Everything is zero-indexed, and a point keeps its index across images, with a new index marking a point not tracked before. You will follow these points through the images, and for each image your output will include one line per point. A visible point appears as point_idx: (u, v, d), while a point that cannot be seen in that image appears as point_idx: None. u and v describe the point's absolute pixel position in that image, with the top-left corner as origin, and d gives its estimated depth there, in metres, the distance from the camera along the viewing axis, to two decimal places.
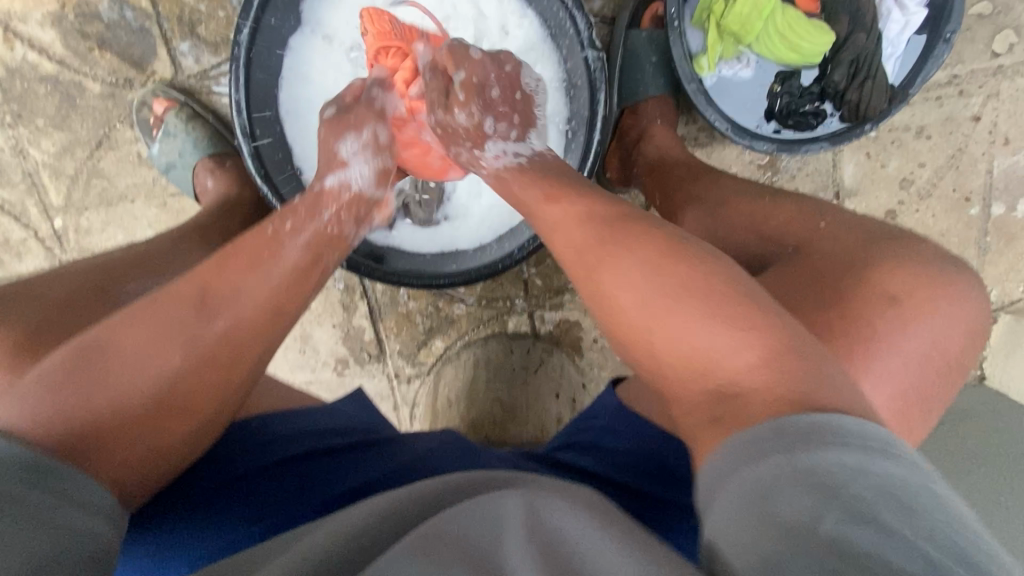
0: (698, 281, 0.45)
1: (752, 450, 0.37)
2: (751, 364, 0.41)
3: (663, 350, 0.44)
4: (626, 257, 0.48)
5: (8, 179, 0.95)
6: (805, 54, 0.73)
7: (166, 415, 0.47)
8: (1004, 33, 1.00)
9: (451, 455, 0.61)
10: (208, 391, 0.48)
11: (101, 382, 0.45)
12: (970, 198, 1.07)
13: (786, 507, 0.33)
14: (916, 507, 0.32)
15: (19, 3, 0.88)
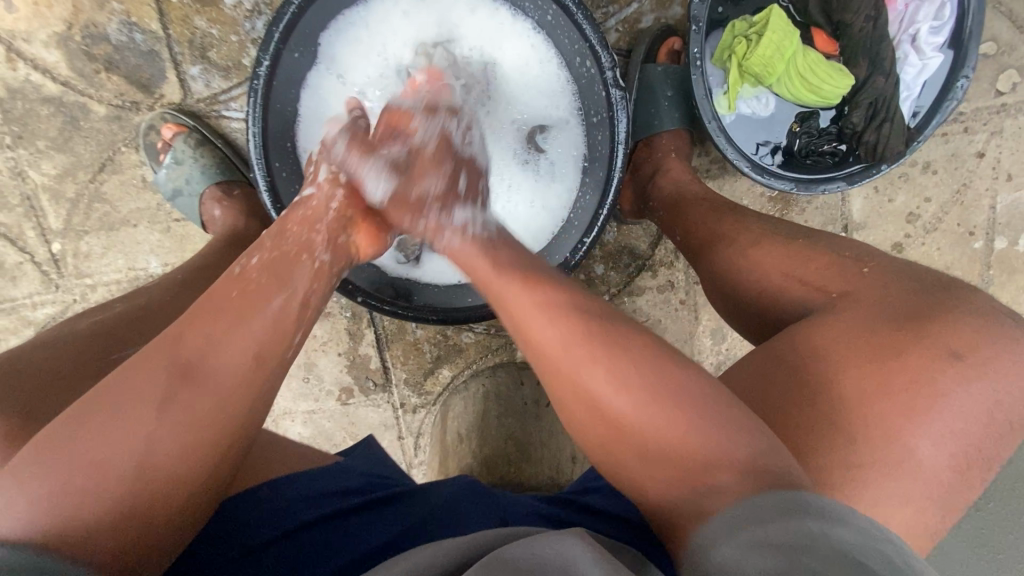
0: (676, 392, 0.47)
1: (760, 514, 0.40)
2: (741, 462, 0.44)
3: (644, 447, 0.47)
4: (621, 359, 0.48)
5: (4, 201, 0.91)
6: (824, 94, 0.74)
7: (163, 485, 0.43)
8: (1007, 73, 1.03)
9: (470, 504, 0.60)
10: (183, 477, 0.44)
11: (90, 461, 0.42)
12: (973, 232, 1.09)
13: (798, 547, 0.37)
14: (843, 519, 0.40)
15: (24, 22, 0.86)
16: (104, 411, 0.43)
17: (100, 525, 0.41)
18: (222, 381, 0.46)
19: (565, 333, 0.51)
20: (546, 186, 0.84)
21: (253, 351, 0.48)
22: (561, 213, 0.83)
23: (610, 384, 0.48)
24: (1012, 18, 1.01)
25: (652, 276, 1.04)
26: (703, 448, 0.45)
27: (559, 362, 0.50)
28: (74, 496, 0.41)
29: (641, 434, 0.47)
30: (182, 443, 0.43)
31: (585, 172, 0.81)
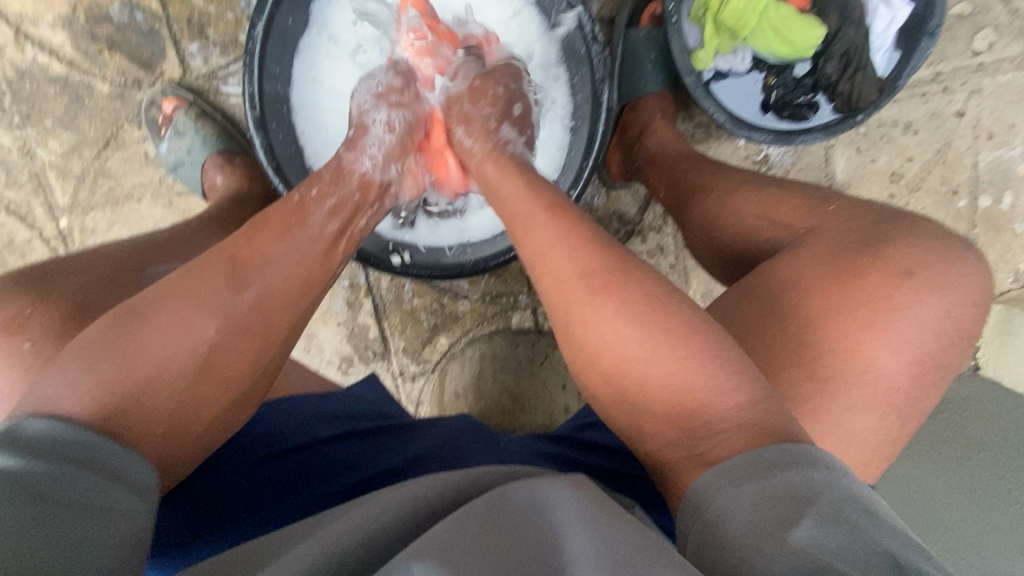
0: (680, 330, 0.48)
1: (747, 470, 0.41)
2: (742, 404, 0.45)
3: (646, 388, 0.47)
4: (625, 294, 0.49)
5: (14, 179, 0.95)
6: (796, 47, 0.77)
7: (218, 385, 0.48)
8: (983, 33, 1.05)
9: (465, 440, 0.62)
10: (241, 383, 0.49)
11: (152, 356, 0.46)
12: (957, 191, 1.11)
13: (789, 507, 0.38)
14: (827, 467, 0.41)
15: (31, 6, 0.90)
16: (163, 313, 0.47)
17: (157, 414, 0.45)
18: (276, 300, 0.51)
19: (583, 271, 0.51)
20: (535, 145, 0.86)
21: (303, 278, 0.54)
22: (550, 170, 0.86)
23: (622, 320, 0.48)
24: None
25: (642, 240, 1.04)
26: (699, 394, 0.46)
27: (574, 294, 0.50)
28: (139, 384, 0.44)
29: (641, 373, 0.47)
30: (242, 351, 0.49)
31: (572, 129, 0.84)
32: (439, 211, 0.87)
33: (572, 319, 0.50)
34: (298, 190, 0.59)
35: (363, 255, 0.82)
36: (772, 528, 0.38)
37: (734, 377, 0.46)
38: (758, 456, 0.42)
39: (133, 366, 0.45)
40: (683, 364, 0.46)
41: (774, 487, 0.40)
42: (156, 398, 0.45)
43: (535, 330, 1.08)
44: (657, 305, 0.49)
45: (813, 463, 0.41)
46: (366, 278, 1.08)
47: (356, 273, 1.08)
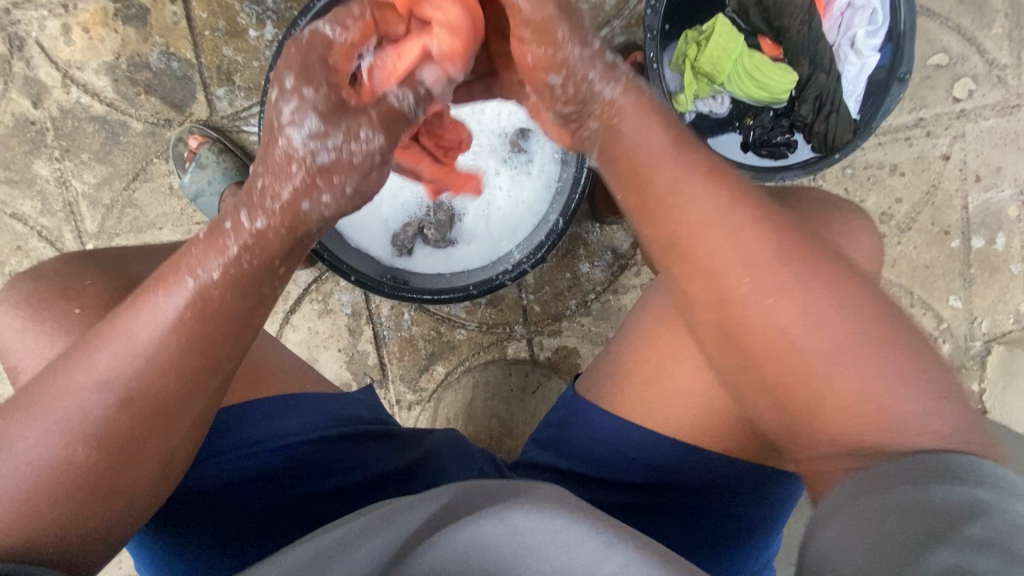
0: (873, 339, 0.45)
1: (879, 485, 0.41)
2: (939, 431, 0.44)
3: (823, 401, 0.46)
4: (768, 255, 0.47)
5: (49, 207, 1.03)
6: (772, 90, 0.83)
7: (103, 497, 0.47)
8: (962, 81, 1.10)
9: (447, 456, 0.70)
10: (172, 444, 0.49)
11: (70, 432, 0.45)
12: (949, 231, 1.12)
13: (914, 521, 0.37)
14: (973, 477, 0.39)
15: (80, 54, 1.00)
16: (61, 387, 0.46)
17: (92, 484, 0.46)
18: (172, 397, 0.47)
19: (699, 215, 0.48)
20: (525, 177, 0.92)
21: (208, 360, 0.47)
22: (538, 202, 0.91)
23: (732, 268, 0.48)
24: (960, 31, 1.09)
25: (635, 273, 1.10)
26: (861, 374, 0.45)
27: (675, 228, 0.49)
28: (64, 470, 0.45)
29: (771, 322, 0.47)
30: (168, 417, 0.47)
31: (562, 163, 0.89)
32: (434, 239, 0.92)
33: (732, 292, 0.48)
34: (186, 268, 0.47)
35: (359, 278, 0.83)
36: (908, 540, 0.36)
37: (946, 407, 0.45)
38: (896, 469, 0.41)
39: (31, 470, 0.45)
40: (843, 331, 0.46)
41: (910, 500, 0.38)
42: (51, 506, 0.45)
43: (530, 360, 1.11)
44: (797, 256, 0.48)
45: (963, 479, 0.39)
46: (368, 305, 1.12)
47: (358, 301, 1.12)
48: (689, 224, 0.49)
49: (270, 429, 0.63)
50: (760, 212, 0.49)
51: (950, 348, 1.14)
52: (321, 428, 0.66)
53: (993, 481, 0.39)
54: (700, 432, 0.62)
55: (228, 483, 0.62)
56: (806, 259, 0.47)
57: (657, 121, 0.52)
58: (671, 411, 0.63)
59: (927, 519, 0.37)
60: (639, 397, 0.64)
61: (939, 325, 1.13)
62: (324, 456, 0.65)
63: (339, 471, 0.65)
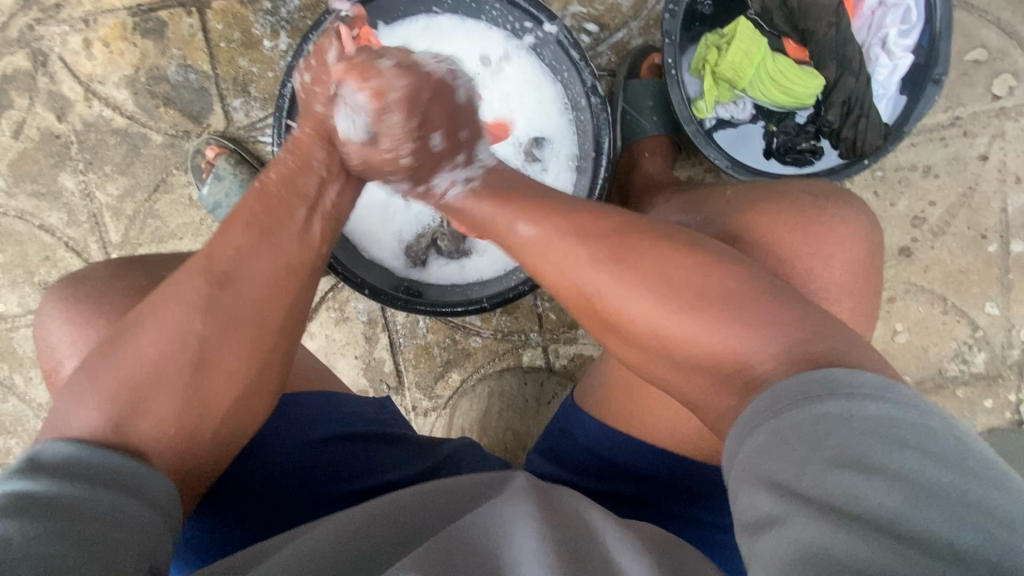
0: (717, 291, 0.47)
1: (761, 422, 0.42)
2: (773, 356, 0.44)
3: (670, 352, 0.48)
4: (647, 273, 0.49)
5: (74, 219, 1.06)
6: (796, 95, 0.79)
7: (215, 371, 0.51)
8: (1002, 77, 1.04)
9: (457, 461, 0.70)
10: (244, 373, 0.52)
11: (153, 364, 0.49)
12: (987, 235, 1.07)
13: (787, 452, 0.39)
14: (841, 391, 0.40)
15: (101, 68, 1.02)
16: (145, 320, 0.51)
17: (168, 408, 0.49)
18: (263, 295, 0.54)
19: (576, 261, 0.52)
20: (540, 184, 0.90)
21: (286, 262, 0.56)
22: None
23: (631, 300, 0.49)
24: (1000, 25, 1.03)
25: None
26: (730, 347, 0.46)
27: (570, 297, 0.54)
28: (149, 389, 0.49)
29: (660, 340, 0.48)
30: (237, 341, 0.52)
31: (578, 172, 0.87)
32: (448, 250, 0.91)
33: (589, 290, 0.52)
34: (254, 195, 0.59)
35: (374, 291, 0.84)
36: (785, 472, 0.38)
37: (779, 319, 0.46)
38: (773, 396, 0.42)
39: (151, 366, 0.49)
40: (709, 317, 0.47)
41: (785, 429, 0.40)
42: (158, 409, 0.48)
43: (545, 368, 1.10)
44: (664, 263, 0.50)
45: (831, 395, 0.40)
46: (383, 313, 1.12)
47: (374, 308, 1.12)
48: (536, 257, 0.55)
49: (294, 427, 0.64)
50: (615, 230, 0.53)
51: (986, 357, 1.09)
52: (342, 425, 0.66)
53: (855, 388, 0.40)
54: (710, 447, 0.60)
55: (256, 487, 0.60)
56: (628, 240, 0.52)
57: (534, 206, 0.57)
58: (677, 427, 0.60)
59: (797, 449, 0.39)
60: (646, 416, 0.62)
61: (974, 333, 1.08)
62: (350, 465, 0.63)
63: (358, 472, 0.63)
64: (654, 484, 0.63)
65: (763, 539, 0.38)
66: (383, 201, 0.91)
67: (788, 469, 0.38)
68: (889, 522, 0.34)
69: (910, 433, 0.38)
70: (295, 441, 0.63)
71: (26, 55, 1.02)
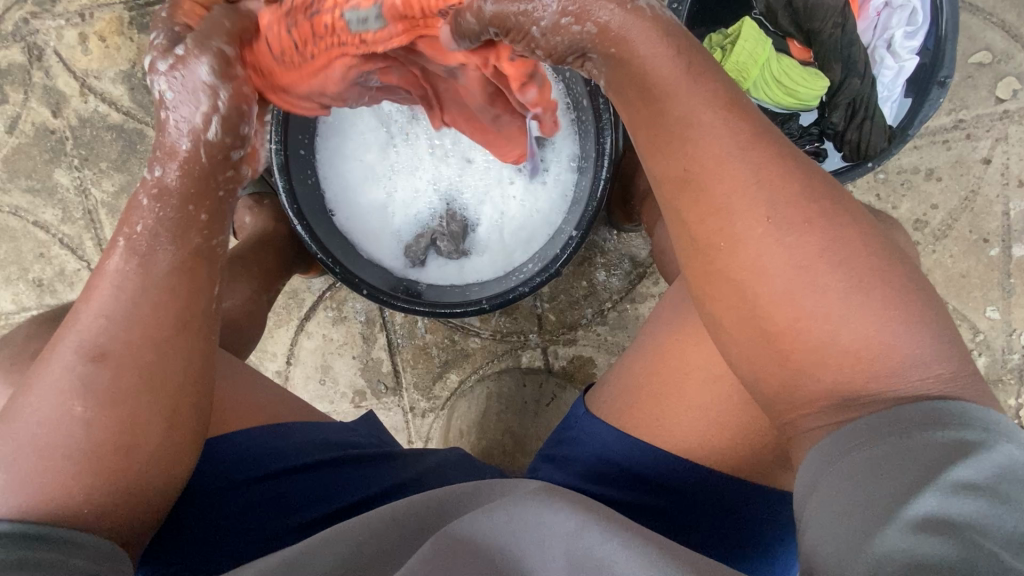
0: (880, 280, 0.43)
1: (882, 436, 0.40)
2: (937, 373, 0.42)
3: (826, 350, 0.43)
4: (819, 238, 0.43)
5: (69, 215, 1.04)
6: (801, 96, 0.79)
7: (112, 450, 0.47)
8: (1006, 80, 1.03)
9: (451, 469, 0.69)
10: (147, 445, 0.48)
11: (47, 444, 0.46)
12: (989, 239, 1.07)
13: (903, 469, 0.38)
14: (970, 422, 0.39)
15: (97, 63, 1.01)
16: (34, 397, 0.47)
17: (71, 488, 0.46)
18: (149, 355, 0.48)
19: (749, 198, 0.43)
20: (541, 184, 0.89)
21: (170, 312, 0.48)
22: (553, 210, 0.88)
23: (784, 263, 0.43)
24: (1005, 27, 1.02)
25: (653, 282, 1.07)
26: (898, 346, 0.42)
27: (706, 215, 0.44)
28: (48, 469, 0.46)
29: (821, 318, 0.42)
30: (142, 412, 0.47)
31: (578, 172, 0.86)
32: (446, 251, 0.90)
33: (741, 249, 0.43)
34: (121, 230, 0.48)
35: (372, 291, 0.83)
36: (894, 489, 0.38)
37: (951, 347, 0.43)
38: (897, 414, 0.41)
39: (46, 444, 0.46)
40: (875, 305, 0.42)
41: (906, 448, 0.39)
42: (61, 489, 0.46)
43: (544, 369, 1.09)
44: (836, 237, 0.43)
45: (962, 424, 0.39)
46: (381, 313, 1.11)
47: (372, 308, 1.11)
48: (708, 157, 0.43)
49: (273, 446, 0.63)
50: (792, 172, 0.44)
51: (986, 361, 1.08)
52: (319, 447, 0.66)
53: (986, 426, 0.39)
54: (712, 453, 0.60)
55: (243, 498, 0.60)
56: (805, 197, 0.43)
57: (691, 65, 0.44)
58: (678, 428, 0.61)
59: (918, 468, 0.38)
60: (648, 418, 0.62)
61: (975, 336, 1.08)
62: (338, 475, 0.64)
63: (332, 492, 0.63)
64: (651, 492, 0.63)
65: (850, 542, 0.37)
66: (382, 200, 0.90)
67: (899, 486, 0.38)
68: (1002, 554, 0.33)
69: None
70: (263, 467, 0.61)
71: (21, 48, 1.01)
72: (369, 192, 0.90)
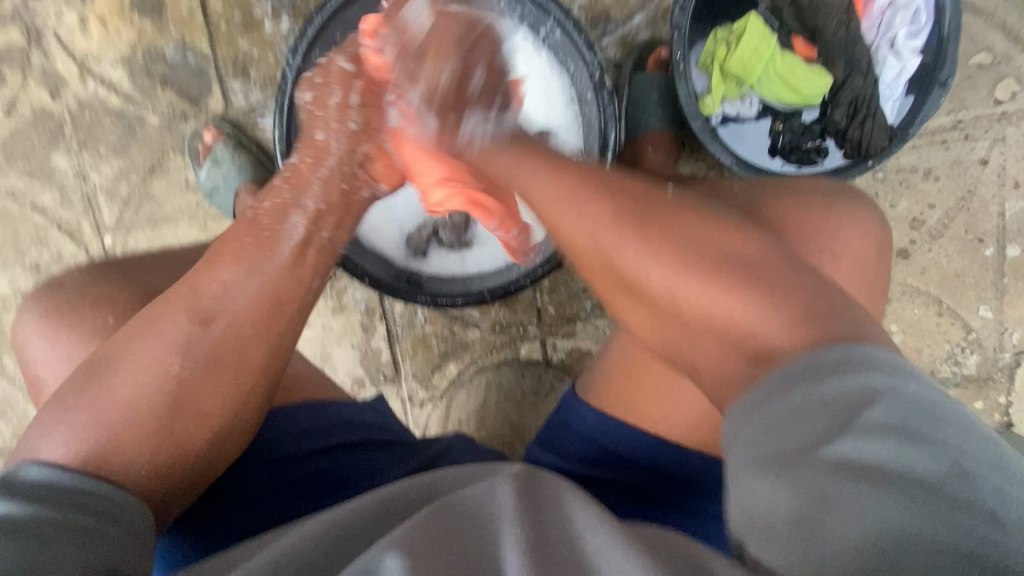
0: (733, 263, 0.46)
1: (781, 391, 0.40)
2: (799, 327, 0.42)
3: (697, 338, 0.46)
4: (665, 237, 0.48)
5: (67, 200, 1.04)
6: (803, 94, 0.80)
7: (194, 417, 0.52)
8: (1006, 82, 1.04)
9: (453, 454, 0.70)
10: (219, 417, 0.53)
11: (128, 400, 0.50)
12: (984, 239, 1.08)
13: (806, 421, 0.38)
14: (872, 364, 0.39)
15: (97, 46, 1.00)
16: (126, 353, 0.52)
17: (145, 443, 0.50)
18: (242, 338, 0.54)
19: (598, 223, 0.50)
20: None
21: (272, 299, 0.56)
22: None
23: (657, 269, 0.47)
24: (1005, 29, 1.03)
25: None
26: (757, 318, 0.44)
27: (585, 248, 0.51)
28: (125, 423, 0.49)
29: (683, 305, 0.46)
30: (217, 388, 0.52)
31: None
32: (449, 241, 0.91)
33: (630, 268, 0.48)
34: (250, 227, 0.59)
35: (375, 281, 0.84)
36: (800, 443, 0.37)
37: (810, 310, 0.43)
38: (802, 364, 0.40)
39: (128, 402, 0.50)
40: (727, 285, 0.45)
41: (806, 399, 0.39)
42: (136, 441, 0.49)
43: (543, 362, 1.10)
44: (690, 238, 0.48)
45: (860, 367, 0.39)
46: (381, 302, 1.11)
47: (372, 297, 1.12)
48: (559, 214, 0.53)
49: (281, 433, 0.64)
50: (629, 203, 0.50)
51: (977, 359, 1.10)
52: (324, 434, 0.66)
53: (884, 364, 0.39)
54: (708, 443, 0.61)
55: (253, 482, 0.61)
56: (643, 213, 0.49)
57: (559, 169, 0.56)
58: (676, 419, 0.61)
59: (819, 417, 0.38)
60: (645, 411, 0.62)
61: (968, 335, 1.09)
62: (343, 461, 0.64)
63: (343, 479, 0.63)
64: (650, 482, 0.63)
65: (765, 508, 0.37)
66: None
67: (805, 438, 0.37)
68: (903, 496, 0.34)
69: (932, 411, 0.37)
70: (276, 450, 0.63)
71: (19, 30, 0.99)
72: None
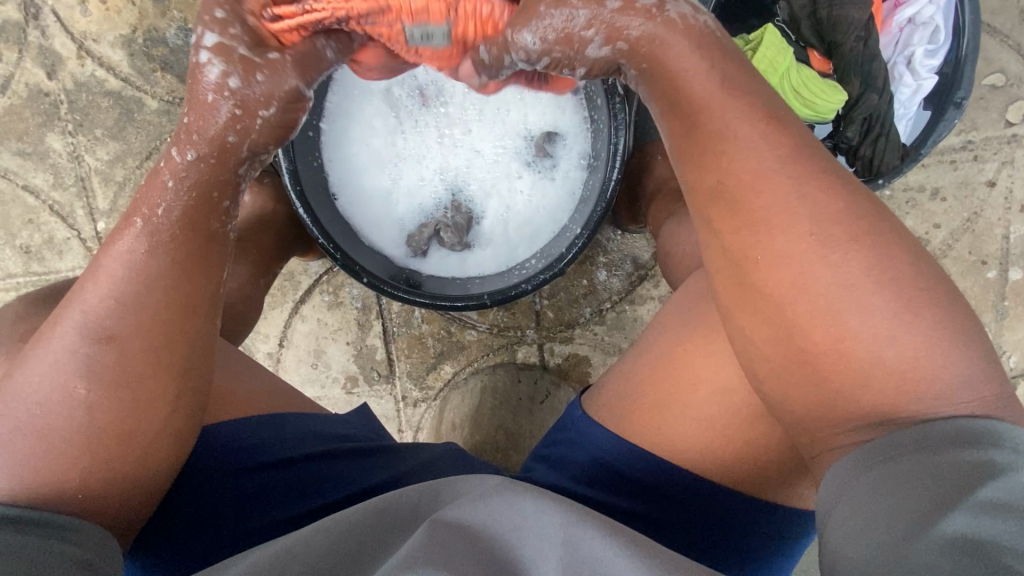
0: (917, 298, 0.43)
1: (905, 452, 0.41)
2: (977, 397, 0.42)
3: (866, 368, 0.43)
4: (851, 256, 0.43)
5: (60, 182, 1.01)
6: (818, 108, 0.77)
7: (109, 437, 0.47)
8: (1018, 104, 1.03)
9: (446, 462, 0.69)
10: (140, 433, 0.48)
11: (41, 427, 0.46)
12: (987, 261, 1.07)
13: (924, 483, 0.38)
14: (1000, 444, 0.39)
15: (96, 26, 0.97)
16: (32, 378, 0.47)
17: (62, 472, 0.46)
18: (159, 349, 0.48)
19: (779, 197, 0.45)
20: (549, 181, 0.88)
21: (179, 302, 0.49)
22: (562, 206, 0.87)
23: (823, 279, 0.43)
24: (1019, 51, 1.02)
25: (653, 285, 1.07)
26: (937, 370, 0.42)
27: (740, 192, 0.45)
28: (42, 453, 0.45)
29: (851, 330, 0.43)
30: (136, 402, 0.47)
31: (589, 170, 0.85)
32: (450, 243, 0.88)
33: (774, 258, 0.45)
34: (140, 210, 0.49)
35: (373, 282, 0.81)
36: (918, 503, 0.38)
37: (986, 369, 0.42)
38: (926, 433, 0.41)
39: (41, 427, 0.46)
40: (913, 324, 0.42)
41: (927, 463, 0.39)
42: (55, 468, 0.45)
43: (539, 366, 1.08)
44: (873, 258, 0.43)
45: (990, 445, 0.39)
46: (378, 300, 1.10)
47: (369, 294, 1.10)
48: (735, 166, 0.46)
49: (261, 438, 0.62)
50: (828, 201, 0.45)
51: None
52: (312, 443, 0.65)
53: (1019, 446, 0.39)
54: (711, 464, 0.59)
55: (224, 489, 0.59)
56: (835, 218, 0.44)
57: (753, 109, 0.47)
58: (681, 439, 0.60)
59: (938, 484, 0.38)
60: (649, 426, 0.61)
61: None
62: (325, 468, 0.63)
63: (325, 483, 0.62)
64: (644, 501, 0.62)
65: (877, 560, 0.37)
66: (386, 186, 0.89)
67: (919, 499, 0.38)
68: None
69: None
70: (251, 458, 0.61)
71: (17, 5, 0.97)
72: (373, 178, 0.88)
